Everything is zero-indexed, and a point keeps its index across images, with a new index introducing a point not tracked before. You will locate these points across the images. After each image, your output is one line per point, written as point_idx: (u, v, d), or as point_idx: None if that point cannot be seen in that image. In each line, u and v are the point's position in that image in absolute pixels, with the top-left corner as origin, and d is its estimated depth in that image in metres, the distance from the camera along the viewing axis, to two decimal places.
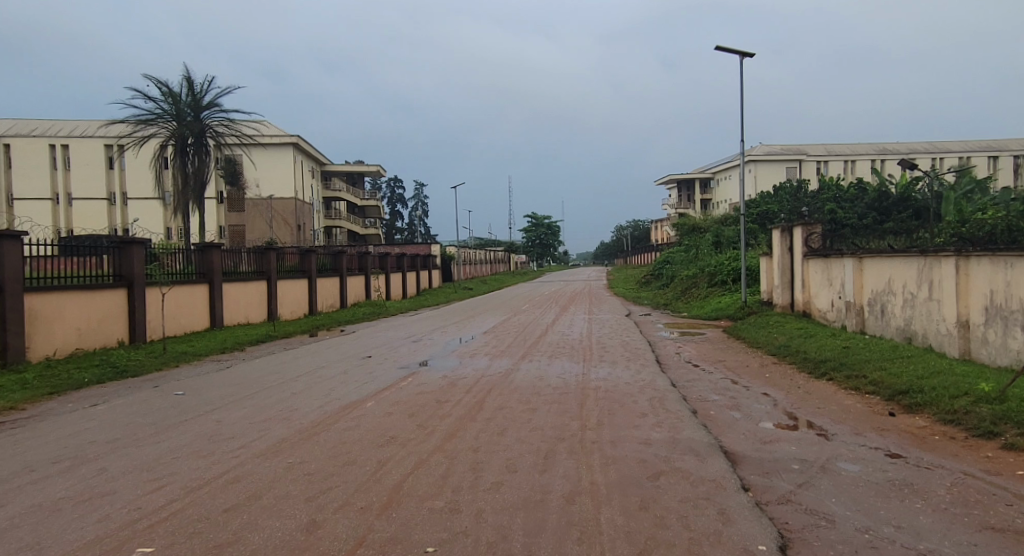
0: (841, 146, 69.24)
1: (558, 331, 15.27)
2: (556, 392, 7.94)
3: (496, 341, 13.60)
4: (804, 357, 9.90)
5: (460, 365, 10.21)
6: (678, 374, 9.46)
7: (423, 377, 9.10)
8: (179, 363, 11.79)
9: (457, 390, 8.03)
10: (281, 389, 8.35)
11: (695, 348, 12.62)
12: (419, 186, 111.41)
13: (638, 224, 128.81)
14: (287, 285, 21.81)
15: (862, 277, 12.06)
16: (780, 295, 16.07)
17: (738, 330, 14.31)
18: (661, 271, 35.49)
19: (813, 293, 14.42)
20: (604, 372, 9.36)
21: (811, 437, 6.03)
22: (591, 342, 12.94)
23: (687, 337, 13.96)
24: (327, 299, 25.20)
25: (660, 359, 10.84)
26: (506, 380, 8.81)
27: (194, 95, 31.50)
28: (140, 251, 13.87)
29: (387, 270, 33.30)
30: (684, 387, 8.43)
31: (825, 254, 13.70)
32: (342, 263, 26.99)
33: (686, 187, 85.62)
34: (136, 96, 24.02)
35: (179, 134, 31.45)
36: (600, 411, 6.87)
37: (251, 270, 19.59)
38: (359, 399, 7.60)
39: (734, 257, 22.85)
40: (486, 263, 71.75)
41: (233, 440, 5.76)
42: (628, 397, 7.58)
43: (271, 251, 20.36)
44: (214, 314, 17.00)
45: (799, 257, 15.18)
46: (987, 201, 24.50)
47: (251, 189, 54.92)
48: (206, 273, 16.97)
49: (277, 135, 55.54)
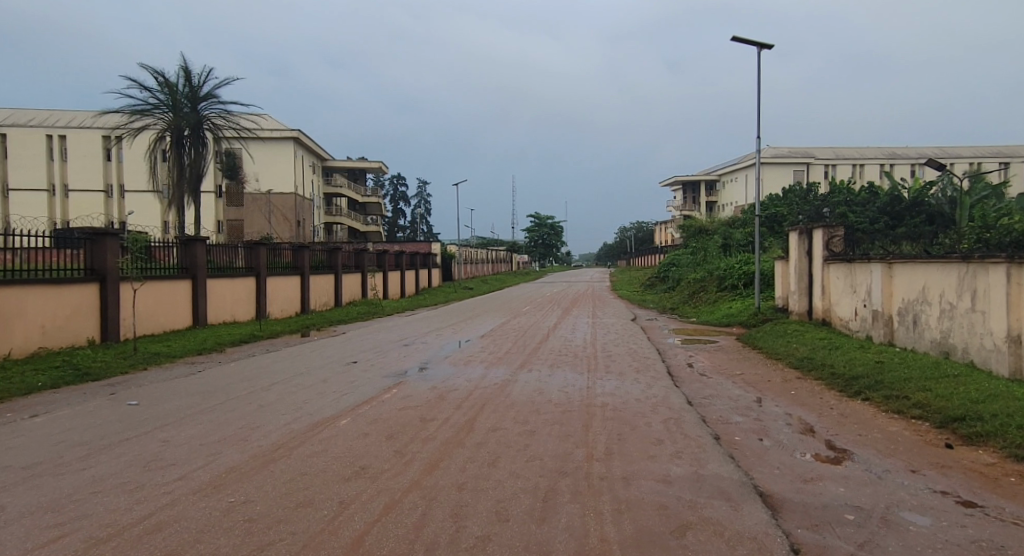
0: (849, 150, 68.11)
1: (561, 336, 14.32)
2: (558, 410, 7.00)
3: (493, 346, 12.67)
4: (834, 373, 8.90)
5: (453, 375, 9.28)
6: (694, 390, 8.51)
7: (410, 389, 8.17)
8: (149, 365, 10.86)
9: (446, 406, 7.10)
10: (249, 401, 7.40)
11: (708, 358, 11.67)
12: (422, 185, 110.54)
13: (641, 225, 127.77)
14: (279, 282, 20.91)
15: (892, 284, 11.09)
16: (797, 301, 15.12)
17: (754, 338, 13.36)
18: (667, 273, 34.55)
19: (835, 300, 13.47)
20: (610, 386, 8.43)
21: (859, 474, 5.09)
22: (595, 350, 12.00)
23: (698, 346, 13.03)
24: (321, 297, 24.27)
25: (672, 371, 9.90)
26: (501, 394, 7.87)
27: (192, 86, 30.55)
28: (114, 244, 12.97)
29: (385, 268, 32.35)
30: (701, 406, 7.48)
31: (849, 259, 12.75)
32: (338, 260, 26.06)
33: (691, 189, 84.53)
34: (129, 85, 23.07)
35: (175, 125, 30.56)
36: (608, 436, 5.93)
37: (239, 266, 18.66)
38: (333, 415, 6.67)
39: (746, 261, 21.92)
40: (487, 264, 70.84)
41: (174, 468, 4.82)
42: (639, 419, 6.63)
43: (261, 246, 19.41)
44: (197, 312, 16.09)
45: (819, 261, 14.22)
46: (1009, 206, 23.49)
47: (250, 183, 54.06)
48: (189, 268, 16.05)
49: (278, 129, 54.66)
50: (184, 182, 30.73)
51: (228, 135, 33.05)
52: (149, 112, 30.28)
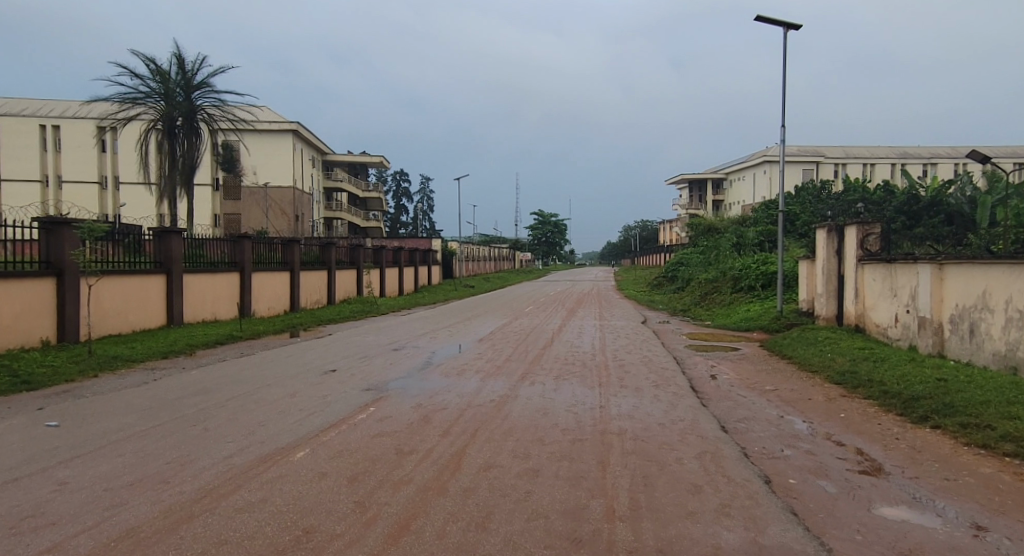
0: (861, 150, 66.70)
1: (567, 341, 13.07)
2: (566, 439, 5.71)
3: (491, 353, 11.41)
4: (889, 392, 7.58)
5: (442, 388, 8.02)
6: (725, 412, 7.25)
7: (390, 407, 6.91)
8: (103, 370, 9.62)
9: (429, 433, 5.83)
10: (193, 422, 6.11)
11: (733, 368, 10.40)
12: (425, 181, 109.40)
13: (645, 224, 126.56)
14: (266, 278, 19.66)
15: (943, 288, 9.78)
16: (825, 304, 13.87)
17: (781, 346, 12.07)
18: (675, 272, 33.36)
19: (870, 304, 12.21)
20: (626, 405, 7.16)
21: (972, 543, 3.80)
22: (606, 358, 10.74)
23: (719, 354, 11.73)
24: (312, 294, 23.03)
25: (695, 386, 8.60)
26: (498, 415, 6.62)
27: (186, 74, 29.26)
28: (74, 235, 11.74)
29: (382, 265, 31.11)
30: (738, 435, 6.20)
31: (889, 259, 11.47)
32: (331, 256, 24.82)
33: (698, 187, 82.92)
34: (119, 71, 21.66)
35: (167, 115, 29.22)
36: (631, 480, 4.65)
37: (221, 260, 17.37)
38: (291, 444, 5.40)
39: (763, 260, 20.67)
40: (489, 261, 69.60)
41: (52, 530, 3.56)
42: (668, 454, 5.35)
43: (246, 240, 18.17)
44: (172, 309, 14.85)
45: (852, 261, 12.94)
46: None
47: (247, 176, 53.00)
48: (164, 262, 14.81)
49: (276, 121, 53.38)
50: (175, 174, 29.42)
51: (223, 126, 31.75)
52: (140, 100, 28.99)
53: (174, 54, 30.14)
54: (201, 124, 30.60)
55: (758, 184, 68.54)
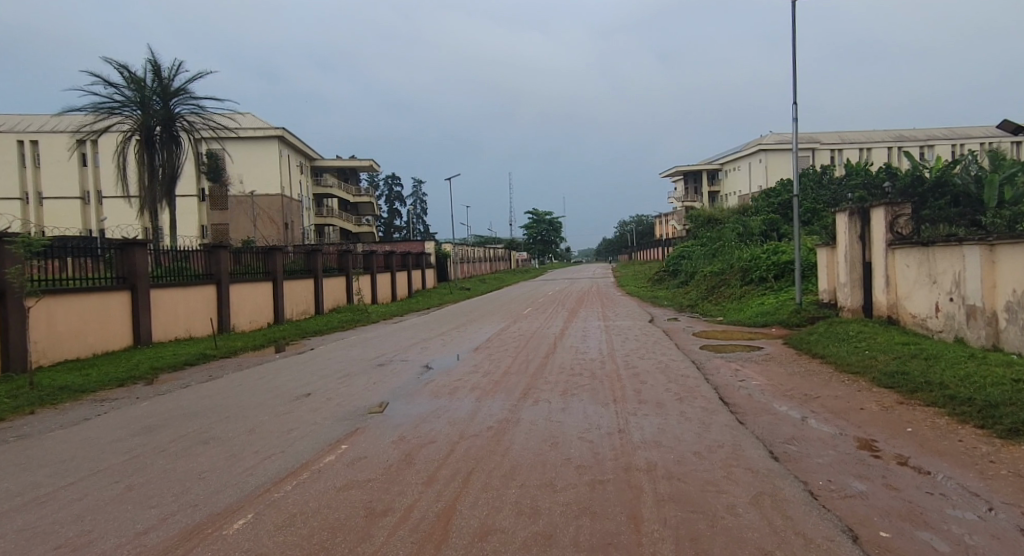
0: (857, 135, 65.76)
1: (572, 347, 11.86)
2: (583, 484, 4.52)
3: (489, 364, 10.22)
4: (960, 397, 6.41)
5: (432, 413, 6.85)
6: (768, 431, 6.08)
7: (368, 442, 5.71)
8: (43, 404, 8.38)
9: (411, 482, 4.62)
10: (117, 478, 4.88)
11: (760, 372, 9.24)
12: (417, 184, 108.32)
13: (641, 219, 125.47)
14: (247, 290, 18.42)
15: (995, 272, 8.61)
16: (850, 295, 12.76)
17: (809, 343, 10.92)
18: (677, 266, 32.26)
19: (904, 293, 11.08)
20: (651, 429, 5.97)
21: None
22: (616, 366, 9.55)
23: (741, 356, 10.56)
24: (298, 304, 21.82)
25: (725, 398, 7.42)
26: (498, 450, 5.44)
27: (162, 81, 27.84)
28: (15, 252, 10.52)
29: (373, 271, 29.87)
30: (793, 464, 5.03)
31: (925, 243, 10.33)
32: (318, 263, 23.59)
33: (693, 179, 81.77)
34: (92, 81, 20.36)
35: (145, 124, 27.79)
36: (676, 546, 3.47)
37: (195, 272, 16.11)
38: (230, 507, 4.18)
39: (774, 249, 19.58)
40: (485, 262, 68.38)
41: None
42: (716, 498, 4.18)
43: (221, 249, 16.91)
44: (138, 329, 13.63)
45: (880, 247, 11.81)
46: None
47: (234, 185, 51.62)
48: (128, 278, 13.57)
49: (261, 128, 52.03)
50: (156, 187, 27.90)
51: (205, 135, 30.37)
52: (114, 110, 27.45)
53: (150, 61, 28.67)
54: (181, 134, 29.21)
55: (754, 173, 67.44)
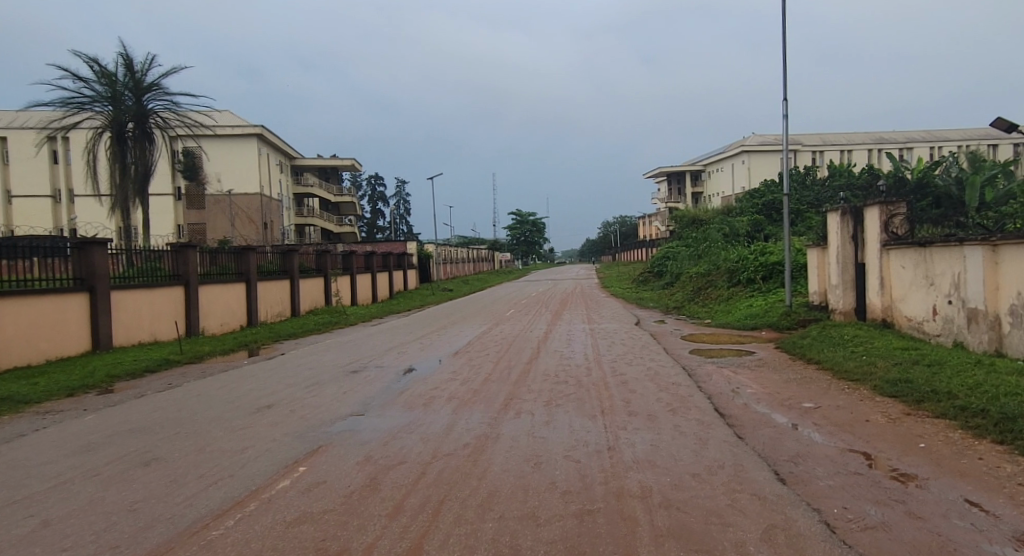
0: (838, 137, 66.26)
1: (556, 352, 11.30)
2: (571, 515, 3.96)
3: (469, 371, 9.63)
4: (972, 409, 5.97)
5: (405, 428, 6.25)
6: (769, 447, 5.59)
7: (331, 463, 5.10)
8: None
9: (375, 515, 4.03)
10: (32, 511, 4.22)
11: (755, 378, 8.77)
12: (400, 183, 107.32)
13: (624, 221, 125.50)
14: (217, 291, 17.61)
15: (998, 274, 8.24)
16: (842, 297, 12.42)
17: (803, 347, 10.51)
18: (662, 267, 31.99)
19: (899, 296, 10.73)
20: (644, 447, 5.44)
21: None
22: (604, 373, 9.03)
23: (734, 361, 10.10)
24: (273, 306, 21.03)
25: (721, 410, 6.93)
26: (476, 472, 4.86)
27: (135, 75, 26.60)
28: None
29: (353, 271, 29.11)
30: (803, 487, 4.53)
31: (922, 243, 9.97)
32: (294, 263, 22.81)
33: (677, 180, 81.79)
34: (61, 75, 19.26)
35: (117, 120, 26.55)
36: None
37: (161, 273, 15.29)
38: (157, 550, 3.55)
39: (761, 250, 19.26)
40: (468, 263, 67.72)
41: None
42: (722, 532, 3.66)
43: (190, 249, 16.10)
44: (97, 333, 12.83)
45: (874, 247, 11.44)
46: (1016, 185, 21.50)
47: (211, 184, 50.42)
48: (86, 278, 12.77)
49: (239, 125, 50.81)
50: (128, 185, 26.74)
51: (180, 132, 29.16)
52: (83, 105, 26.18)
53: (122, 55, 27.40)
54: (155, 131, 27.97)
55: (738, 174, 67.60)
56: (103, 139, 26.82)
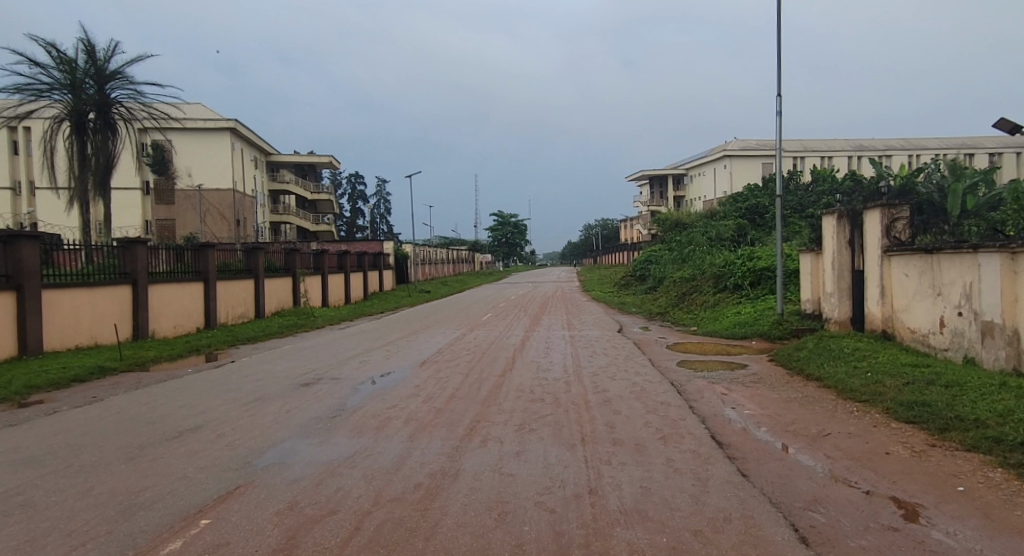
0: (818, 143, 66.56)
1: (533, 363, 10.33)
2: None
3: (435, 386, 8.63)
4: (1010, 442, 5.16)
5: (348, 460, 5.23)
6: (779, 487, 4.71)
7: (247, 511, 4.08)
8: None
9: None
10: None
11: (751, 397, 7.90)
12: (381, 182, 105.85)
13: (606, 224, 125.22)
14: (170, 291, 16.33)
15: (1017, 284, 7.49)
16: (837, 306, 11.73)
17: (800, 360, 9.70)
18: (644, 272, 31.33)
19: (901, 306, 10.00)
20: (633, 490, 4.49)
21: None
22: (584, 389, 8.12)
23: (727, 376, 9.24)
24: (234, 307, 19.75)
25: (719, 438, 6.03)
26: (424, 528, 3.86)
27: (97, 62, 23.91)
28: None
29: (324, 271, 27.91)
30: (831, 549, 3.63)
31: (928, 249, 9.22)
32: (259, 262, 21.54)
33: (658, 184, 81.47)
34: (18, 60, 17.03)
35: (76, 109, 23.78)
36: None
37: (106, 271, 14.01)
38: None
39: (748, 254, 18.58)
40: (447, 264, 66.69)
41: None
42: None
43: (138, 244, 14.76)
44: (25, 337, 11.56)
45: (874, 254, 10.70)
46: (1001, 189, 21.14)
47: (182, 178, 48.67)
48: (14, 276, 11.50)
49: (212, 118, 49.08)
50: (88, 181, 24.15)
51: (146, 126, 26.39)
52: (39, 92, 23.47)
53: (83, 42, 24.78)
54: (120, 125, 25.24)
55: (719, 179, 67.47)
56: (61, 129, 24.11)
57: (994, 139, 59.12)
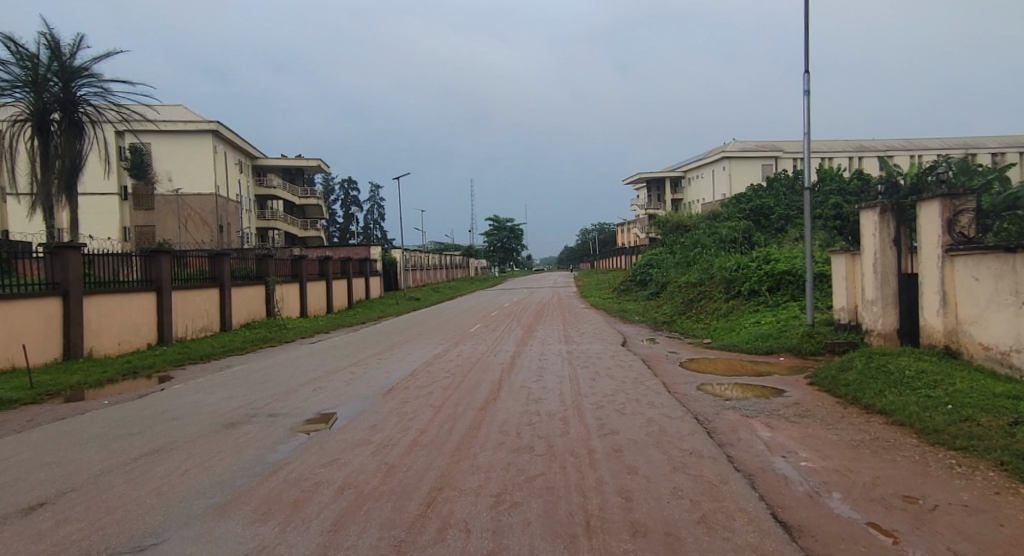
0: (819, 144, 65.02)
1: (523, 390, 8.46)
2: None
3: (397, 427, 6.70)
4: None
5: None
6: None
7: None
8: None
9: None
10: None
11: (803, 440, 6.04)
12: (375, 187, 104.09)
13: (603, 227, 123.78)
14: (113, 303, 14.39)
15: None
16: (881, 316, 9.95)
17: (850, 386, 7.87)
18: (645, 276, 29.63)
19: (968, 317, 8.23)
20: None
21: None
22: (587, 432, 6.25)
23: (763, 407, 7.38)
24: (194, 318, 17.80)
25: (785, 518, 4.15)
26: None
27: (63, 58, 20.73)
28: None
29: (303, 278, 26.00)
30: None
31: (1007, 248, 7.41)
32: (226, 269, 19.57)
33: (656, 187, 79.88)
34: None
35: (36, 109, 20.52)
36: None
37: (27, 282, 12.05)
38: None
39: (764, 256, 16.78)
40: (439, 270, 64.81)
41: None
42: None
43: (70, 249, 12.86)
44: None
45: (931, 253, 8.90)
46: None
47: (161, 182, 46.57)
48: None
49: (194, 120, 46.97)
50: (53, 186, 21.03)
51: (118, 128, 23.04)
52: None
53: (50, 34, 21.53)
54: (89, 127, 21.98)
55: (718, 181, 65.84)
56: (22, 132, 20.98)
57: (997, 138, 57.58)
